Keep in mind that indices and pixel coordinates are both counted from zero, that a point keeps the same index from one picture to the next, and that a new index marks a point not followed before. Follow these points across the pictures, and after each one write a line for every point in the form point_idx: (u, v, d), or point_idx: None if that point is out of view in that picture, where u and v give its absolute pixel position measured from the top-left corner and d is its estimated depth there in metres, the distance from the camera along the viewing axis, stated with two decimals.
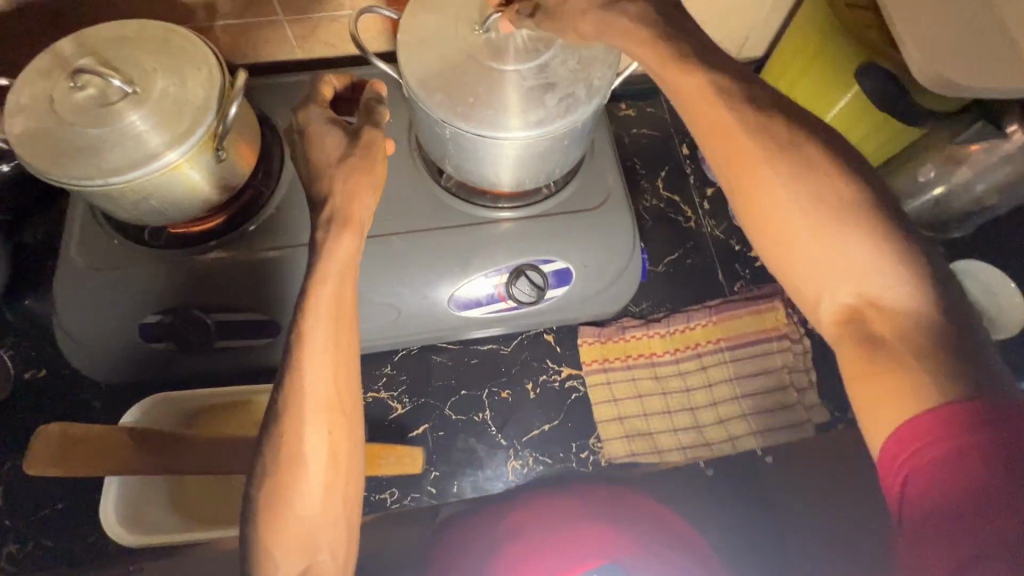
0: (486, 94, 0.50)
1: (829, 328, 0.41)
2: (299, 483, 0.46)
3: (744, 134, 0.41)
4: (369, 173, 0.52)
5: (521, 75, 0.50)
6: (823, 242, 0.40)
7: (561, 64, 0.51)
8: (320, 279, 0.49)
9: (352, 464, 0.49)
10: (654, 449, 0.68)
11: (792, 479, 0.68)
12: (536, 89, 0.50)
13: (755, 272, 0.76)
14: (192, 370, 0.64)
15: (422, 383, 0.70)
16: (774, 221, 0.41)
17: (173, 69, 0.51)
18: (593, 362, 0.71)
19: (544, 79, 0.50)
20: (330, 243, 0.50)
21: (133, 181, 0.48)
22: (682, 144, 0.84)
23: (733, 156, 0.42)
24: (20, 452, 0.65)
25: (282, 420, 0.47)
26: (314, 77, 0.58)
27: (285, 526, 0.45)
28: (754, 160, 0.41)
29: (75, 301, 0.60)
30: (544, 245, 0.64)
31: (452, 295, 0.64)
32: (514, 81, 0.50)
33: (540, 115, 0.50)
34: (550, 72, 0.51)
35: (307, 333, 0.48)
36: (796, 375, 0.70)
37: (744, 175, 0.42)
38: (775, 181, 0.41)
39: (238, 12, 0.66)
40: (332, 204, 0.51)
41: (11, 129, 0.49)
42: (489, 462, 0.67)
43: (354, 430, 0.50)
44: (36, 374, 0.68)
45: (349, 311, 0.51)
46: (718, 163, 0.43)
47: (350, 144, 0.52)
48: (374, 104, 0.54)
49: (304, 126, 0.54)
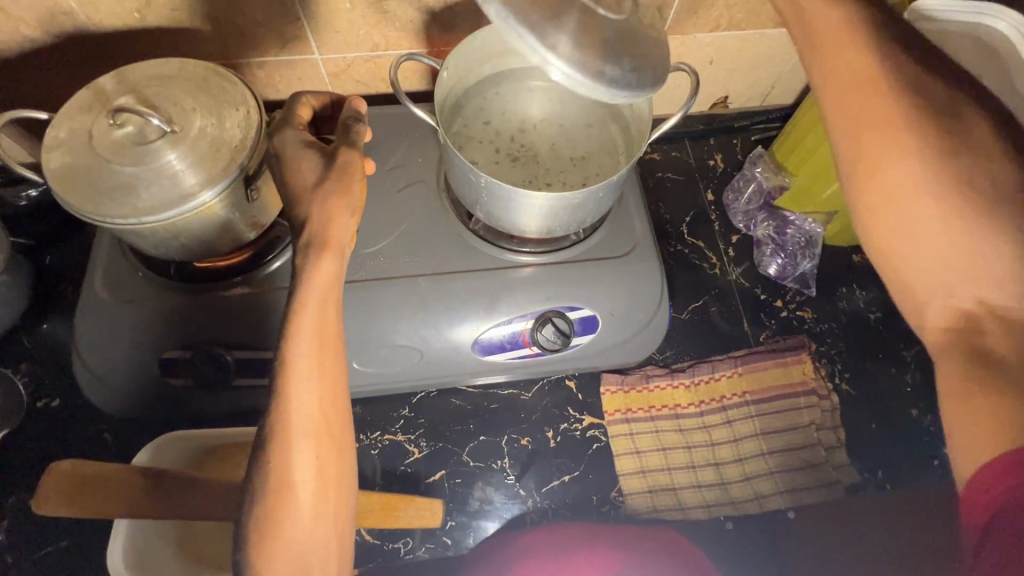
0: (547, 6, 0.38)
1: (932, 335, 0.41)
2: (290, 510, 0.43)
3: (886, 99, 0.41)
4: (347, 196, 0.48)
5: (601, 12, 0.41)
6: (927, 220, 0.40)
7: (638, 32, 0.43)
8: (302, 303, 0.46)
9: (341, 484, 0.47)
10: (677, 505, 0.65)
11: (823, 544, 0.65)
12: (615, 41, 0.41)
13: (782, 323, 0.75)
14: (207, 407, 0.62)
15: (440, 427, 0.68)
16: (895, 199, 0.41)
17: (211, 108, 0.51)
18: (615, 411, 0.69)
19: (620, 35, 0.41)
20: (309, 268, 0.46)
21: (166, 220, 0.48)
22: (707, 189, 0.83)
23: (861, 116, 0.42)
24: (28, 485, 0.63)
25: (267, 446, 0.44)
26: (291, 97, 0.55)
27: (275, 554, 0.42)
28: (886, 123, 0.41)
29: (98, 332, 0.59)
30: (571, 293, 0.63)
31: (475, 339, 0.63)
32: (591, 15, 0.40)
33: (611, 73, 0.40)
34: (625, 32, 0.42)
35: (291, 357, 0.45)
36: (823, 433, 0.68)
37: (867, 137, 0.42)
38: (905, 148, 0.40)
39: (276, 50, 0.67)
40: (309, 228, 0.47)
41: (48, 164, 0.48)
42: (506, 514, 0.65)
43: (342, 450, 0.48)
44: (50, 403, 0.66)
45: (334, 333, 0.48)
46: (841, 127, 0.43)
47: (326, 168, 0.49)
48: (352, 123, 0.51)
49: (280, 150, 0.51)
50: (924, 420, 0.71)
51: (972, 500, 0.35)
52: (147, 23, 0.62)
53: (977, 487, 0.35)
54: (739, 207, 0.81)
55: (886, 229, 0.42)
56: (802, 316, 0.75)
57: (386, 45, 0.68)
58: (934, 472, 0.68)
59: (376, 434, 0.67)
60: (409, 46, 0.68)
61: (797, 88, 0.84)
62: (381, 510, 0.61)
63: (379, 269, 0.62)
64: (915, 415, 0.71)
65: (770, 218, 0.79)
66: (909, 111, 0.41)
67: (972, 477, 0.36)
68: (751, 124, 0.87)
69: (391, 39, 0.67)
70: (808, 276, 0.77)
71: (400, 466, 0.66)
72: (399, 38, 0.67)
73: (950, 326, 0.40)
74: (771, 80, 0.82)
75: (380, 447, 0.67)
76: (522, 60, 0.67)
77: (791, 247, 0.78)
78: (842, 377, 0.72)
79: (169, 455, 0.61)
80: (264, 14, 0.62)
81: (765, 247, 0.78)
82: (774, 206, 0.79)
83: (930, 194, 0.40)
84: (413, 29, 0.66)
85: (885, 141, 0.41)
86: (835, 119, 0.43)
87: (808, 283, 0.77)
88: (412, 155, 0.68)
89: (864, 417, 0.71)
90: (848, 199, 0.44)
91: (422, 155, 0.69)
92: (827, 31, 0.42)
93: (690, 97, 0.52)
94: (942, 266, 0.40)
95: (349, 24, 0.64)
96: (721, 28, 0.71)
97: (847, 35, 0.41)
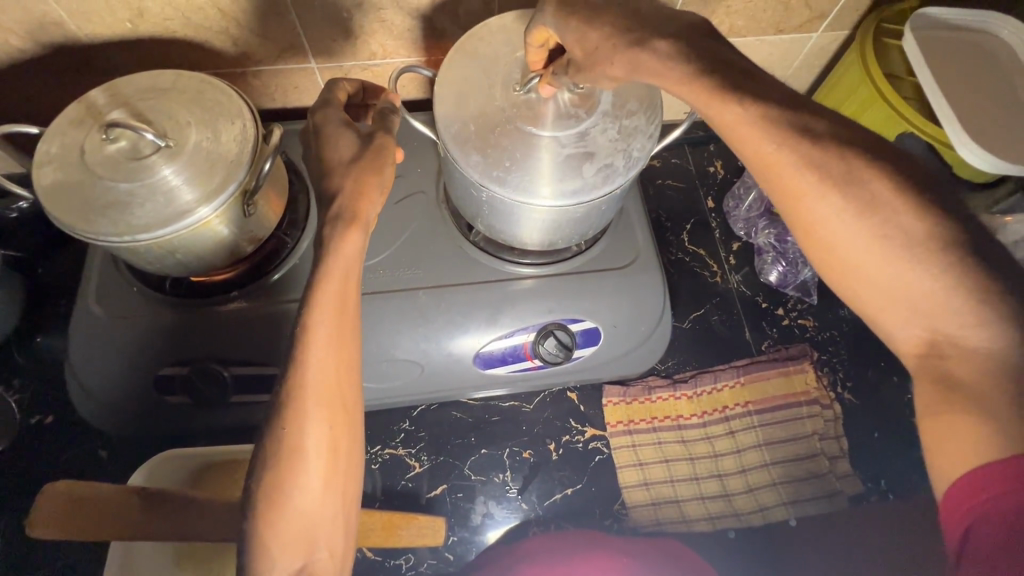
0: (509, 158, 0.49)
1: None
2: (299, 479, 0.41)
3: (804, 177, 0.38)
4: (378, 175, 0.48)
5: (559, 142, 0.50)
6: (879, 266, 0.37)
7: (600, 133, 0.50)
8: (325, 273, 0.44)
9: (352, 461, 0.44)
10: (681, 518, 0.65)
11: (827, 556, 0.65)
12: (572, 160, 0.49)
13: (783, 331, 0.75)
14: (205, 425, 0.62)
15: (441, 441, 0.67)
16: (838, 261, 0.39)
17: (207, 122, 0.50)
18: (618, 423, 0.69)
19: (583, 148, 0.50)
20: (335, 240, 0.45)
21: (163, 237, 0.47)
22: (707, 196, 0.83)
23: (784, 191, 0.39)
24: (23, 505, 0.62)
25: (281, 413, 0.42)
26: (328, 83, 0.55)
27: (281, 523, 0.40)
28: (803, 199, 0.39)
29: (92, 350, 0.58)
30: (573, 305, 0.62)
31: (476, 352, 0.62)
32: (551, 148, 0.50)
33: (570, 186, 0.49)
34: (589, 140, 0.50)
35: (312, 324, 0.43)
36: (827, 443, 0.68)
37: (792, 210, 0.40)
38: (830, 216, 0.38)
39: (271, 59, 0.66)
40: (339, 202, 0.47)
41: (39, 180, 0.47)
42: (509, 526, 0.64)
43: (356, 426, 0.45)
44: (43, 420, 0.65)
45: (355, 304, 0.46)
46: (773, 199, 0.41)
47: (362, 147, 0.49)
48: (387, 112, 0.52)
49: (319, 127, 0.51)
50: None
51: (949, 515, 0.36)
52: (139, 33, 0.61)
53: (953, 497, 0.35)
54: (740, 214, 0.80)
55: (842, 281, 0.39)
56: (804, 324, 0.75)
57: (383, 54, 0.67)
58: None
59: (376, 449, 0.67)
60: (407, 54, 0.67)
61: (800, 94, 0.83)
62: (383, 530, 0.61)
63: (378, 283, 0.61)
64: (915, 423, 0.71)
65: (771, 225, 0.77)
66: (827, 181, 0.38)
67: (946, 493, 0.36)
68: None
69: (388, 47, 0.66)
70: (809, 283, 0.77)
71: (401, 482, 0.66)
72: (396, 47, 0.66)
73: (918, 353, 0.38)
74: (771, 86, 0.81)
75: (380, 462, 0.66)
76: None
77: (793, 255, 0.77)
78: (845, 386, 0.72)
79: (163, 473, 0.60)
80: (259, 24, 0.61)
81: (767, 255, 0.78)
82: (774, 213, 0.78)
83: (877, 254, 0.37)
84: (411, 38, 0.65)
85: (809, 213, 0.39)
86: (768, 189, 0.40)
87: (809, 291, 0.77)
88: (411, 166, 0.68)
89: (865, 427, 0.71)
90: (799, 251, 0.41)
91: (421, 166, 0.68)
92: (727, 117, 0.40)
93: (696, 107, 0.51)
94: (898, 306, 0.37)
95: (346, 32, 0.63)
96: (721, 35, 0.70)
97: (750, 117, 0.39)
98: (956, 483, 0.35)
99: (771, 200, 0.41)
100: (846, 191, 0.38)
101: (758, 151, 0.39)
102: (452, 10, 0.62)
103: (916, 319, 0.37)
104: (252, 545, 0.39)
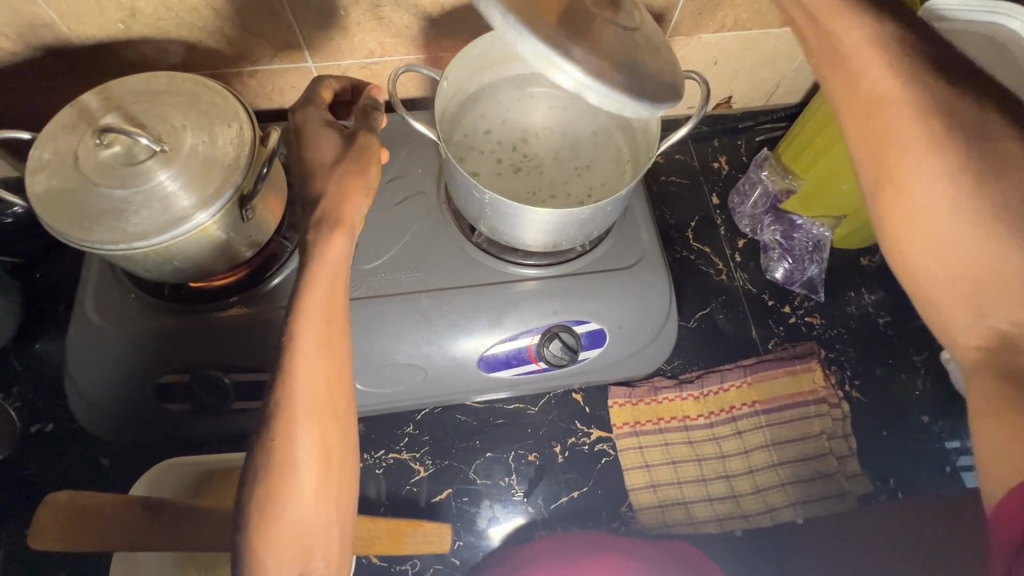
0: (563, 24, 0.37)
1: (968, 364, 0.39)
2: (291, 489, 0.40)
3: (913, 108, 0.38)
4: (362, 176, 0.48)
5: (627, 38, 0.40)
6: (948, 238, 0.37)
7: (652, 36, 0.43)
8: (310, 279, 0.44)
9: (345, 469, 0.43)
10: (688, 519, 0.65)
11: (835, 555, 0.64)
12: (643, 57, 0.40)
13: (790, 329, 0.74)
14: (208, 431, 0.61)
15: (445, 444, 0.67)
16: (914, 223, 0.39)
17: (203, 125, 0.49)
18: (624, 424, 0.68)
19: (646, 47, 0.41)
20: (320, 246, 0.45)
21: (160, 244, 0.46)
22: (713, 193, 0.82)
23: (880, 138, 0.39)
24: (23, 515, 0.62)
25: (272, 423, 0.41)
26: (314, 79, 0.54)
27: (275, 535, 0.39)
28: (904, 146, 0.38)
29: (89, 358, 0.57)
30: (579, 306, 0.61)
31: (481, 354, 0.61)
32: (624, 43, 0.40)
33: (645, 86, 0.39)
34: (648, 41, 0.42)
35: (299, 332, 0.42)
36: (834, 442, 0.67)
37: (892, 160, 0.39)
38: (929, 171, 0.37)
39: (268, 59, 0.65)
40: (324, 205, 0.46)
41: (32, 188, 0.46)
42: (511, 526, 0.64)
43: (350, 432, 0.44)
44: (43, 429, 0.65)
45: (343, 309, 0.45)
46: (865, 154, 0.41)
47: (345, 148, 0.49)
48: (370, 109, 0.51)
49: (300, 127, 0.50)
50: (935, 426, 0.70)
51: (1000, 518, 0.34)
52: (132, 33, 0.59)
53: (1009, 504, 0.33)
54: (746, 210, 0.79)
55: (912, 249, 0.39)
56: (811, 322, 0.74)
57: (382, 52, 0.66)
58: (945, 478, 0.68)
59: (380, 454, 0.66)
60: (405, 52, 0.66)
61: (807, 87, 0.81)
62: (389, 537, 0.61)
63: (380, 286, 0.60)
64: (926, 421, 0.70)
65: (777, 222, 0.77)
66: (936, 131, 0.37)
67: (1004, 496, 0.34)
68: (756, 125, 0.85)
69: (386, 45, 0.65)
70: (816, 281, 0.76)
71: (405, 487, 0.65)
72: (395, 45, 0.65)
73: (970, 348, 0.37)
74: (776, 80, 0.79)
75: (384, 467, 0.66)
76: (525, 67, 0.64)
77: (799, 252, 0.76)
78: (852, 385, 0.72)
79: (164, 483, 0.60)
80: (254, 23, 0.60)
81: (772, 252, 0.77)
82: (780, 209, 0.77)
83: (954, 224, 0.37)
84: (409, 36, 0.64)
85: (906, 167, 0.38)
86: (862, 138, 0.40)
87: (816, 289, 0.76)
88: (411, 166, 0.66)
89: (874, 425, 0.70)
90: (874, 211, 0.41)
91: (422, 166, 0.67)
92: (850, 42, 0.39)
93: (702, 103, 0.50)
94: (965, 281, 0.37)
95: (343, 31, 0.62)
96: (727, 29, 0.68)
97: (871, 43, 0.39)
98: (1015, 490, 0.33)
99: (863, 152, 0.41)
100: (949, 148, 0.37)
101: (873, 89, 0.39)
102: (453, 7, 0.61)
103: (977, 297, 0.37)
104: (247, 557, 0.39)
